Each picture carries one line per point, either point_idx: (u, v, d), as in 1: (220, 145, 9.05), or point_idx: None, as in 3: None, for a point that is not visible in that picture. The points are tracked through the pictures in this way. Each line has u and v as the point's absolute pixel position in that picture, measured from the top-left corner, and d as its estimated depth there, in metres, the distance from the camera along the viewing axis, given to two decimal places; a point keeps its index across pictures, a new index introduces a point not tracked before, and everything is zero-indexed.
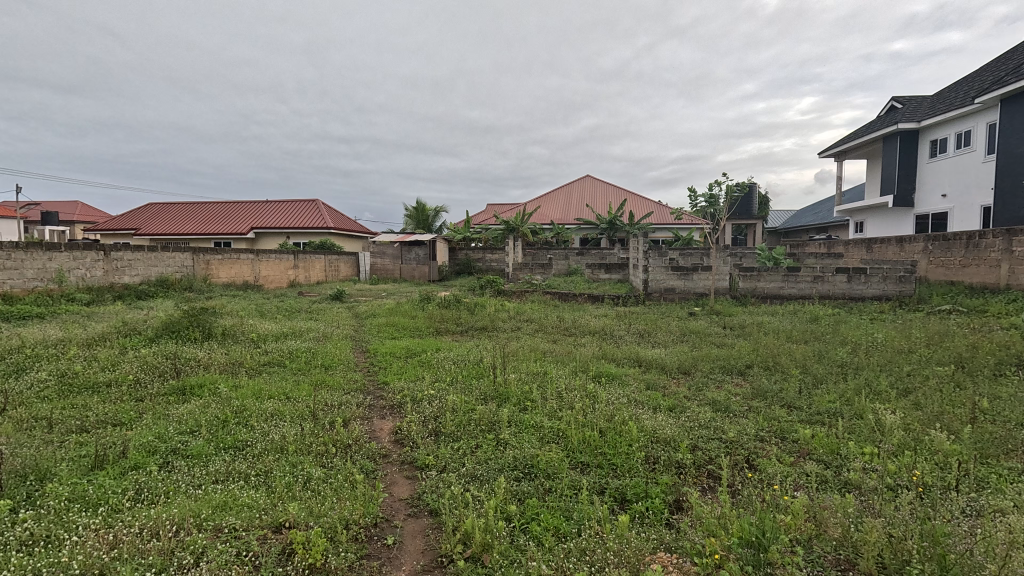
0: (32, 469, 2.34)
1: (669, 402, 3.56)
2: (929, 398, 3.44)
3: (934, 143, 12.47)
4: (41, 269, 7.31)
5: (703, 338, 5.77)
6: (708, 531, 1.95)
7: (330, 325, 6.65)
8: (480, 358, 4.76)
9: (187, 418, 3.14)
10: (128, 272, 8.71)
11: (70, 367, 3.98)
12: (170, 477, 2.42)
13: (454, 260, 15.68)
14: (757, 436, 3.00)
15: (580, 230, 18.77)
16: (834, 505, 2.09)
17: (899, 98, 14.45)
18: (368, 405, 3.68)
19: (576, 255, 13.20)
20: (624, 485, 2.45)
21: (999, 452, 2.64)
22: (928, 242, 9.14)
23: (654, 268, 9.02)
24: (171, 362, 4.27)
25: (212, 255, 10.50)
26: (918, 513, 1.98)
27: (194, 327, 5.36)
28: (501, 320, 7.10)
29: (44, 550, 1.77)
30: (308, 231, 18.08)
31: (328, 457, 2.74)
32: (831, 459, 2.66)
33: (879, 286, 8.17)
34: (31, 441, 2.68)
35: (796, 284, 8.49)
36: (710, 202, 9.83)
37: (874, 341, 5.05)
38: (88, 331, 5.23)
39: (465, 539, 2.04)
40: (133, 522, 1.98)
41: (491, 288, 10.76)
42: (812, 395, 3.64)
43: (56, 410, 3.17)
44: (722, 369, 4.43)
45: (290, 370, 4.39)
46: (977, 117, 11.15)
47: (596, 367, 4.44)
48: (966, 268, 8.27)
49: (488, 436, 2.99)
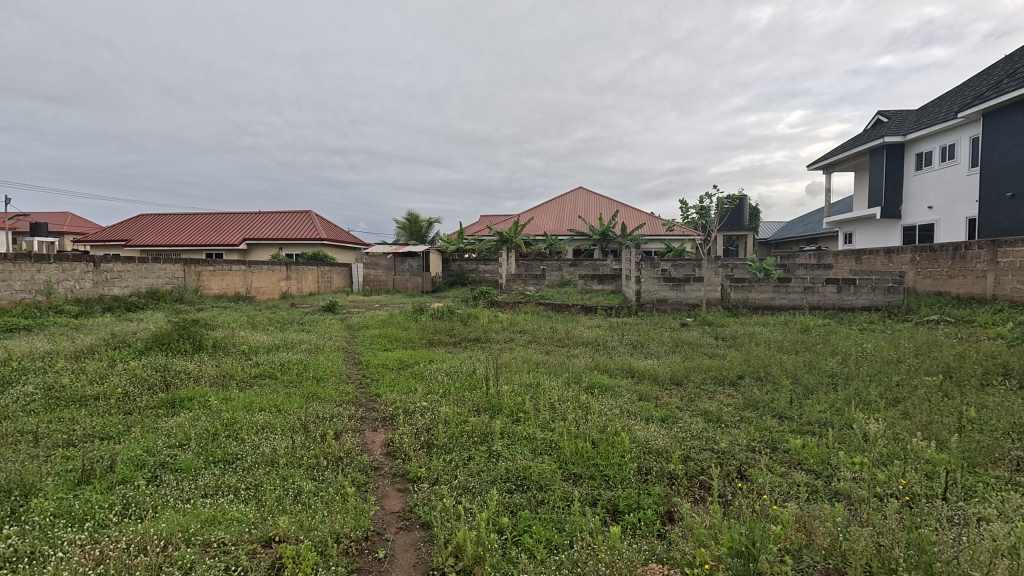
0: (17, 484, 2.30)
1: (661, 413, 3.58)
2: (918, 408, 3.48)
3: (920, 155, 12.70)
4: (29, 281, 7.24)
5: (696, 348, 5.82)
6: (698, 540, 1.97)
7: (322, 337, 6.59)
8: (473, 370, 4.76)
9: (176, 431, 3.11)
10: (118, 283, 8.63)
11: (57, 381, 3.93)
12: (159, 492, 2.40)
13: (447, 270, 15.73)
14: (749, 446, 3.02)
15: (574, 242, 18.88)
16: (823, 515, 2.11)
17: (885, 113, 14.79)
18: (360, 418, 3.66)
19: (570, 266, 13.23)
20: (617, 496, 2.45)
21: (986, 461, 2.67)
22: (915, 253, 9.30)
23: (647, 279, 9.07)
24: (160, 375, 4.23)
25: (204, 267, 10.45)
26: (905, 521, 2.00)
27: (185, 339, 5.33)
28: (495, 331, 7.09)
29: (28, 567, 1.75)
30: (301, 242, 18.08)
31: (319, 470, 2.72)
32: (821, 469, 2.68)
33: (869, 297, 8.25)
34: (17, 455, 2.64)
35: (787, 295, 8.57)
36: (702, 214, 9.92)
37: (864, 351, 5.11)
38: (77, 343, 5.17)
39: (457, 552, 2.02)
40: (120, 537, 1.96)
41: (484, 299, 10.76)
42: (803, 405, 3.67)
43: (43, 424, 3.13)
44: (715, 380, 4.45)
45: (281, 383, 4.35)
46: (960, 131, 11.39)
47: (589, 378, 4.45)
48: (953, 278, 8.38)
49: (480, 448, 2.98)
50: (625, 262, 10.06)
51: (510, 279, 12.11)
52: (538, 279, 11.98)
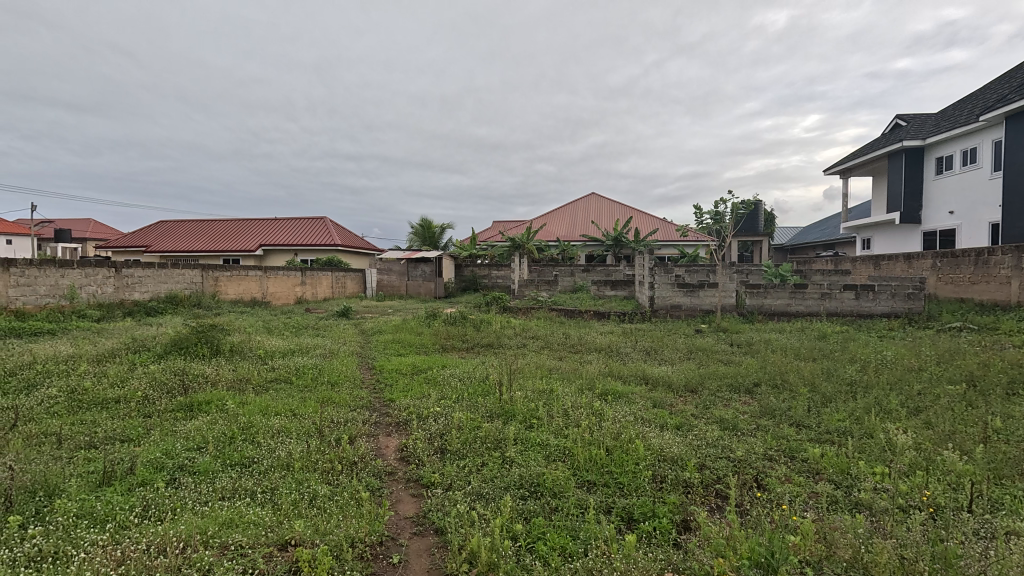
0: (41, 485, 2.36)
1: (676, 420, 3.54)
2: (940, 417, 3.40)
3: (940, 160, 12.49)
4: (53, 286, 7.40)
5: (710, 354, 5.77)
6: (716, 551, 1.93)
7: (337, 342, 6.66)
8: (486, 375, 4.77)
9: (194, 434, 3.16)
10: (139, 288, 8.81)
11: (79, 384, 4.01)
12: (178, 494, 2.43)
13: (459, 276, 15.81)
14: (766, 455, 2.98)
15: (586, 247, 18.82)
16: (844, 526, 2.07)
17: (904, 116, 14.57)
18: (374, 422, 3.68)
19: (583, 272, 13.16)
20: (631, 504, 2.43)
21: (1013, 472, 2.59)
22: (936, 259, 9.12)
23: (660, 285, 9.00)
24: (179, 378, 4.29)
25: (221, 272, 10.63)
26: (930, 534, 1.97)
27: (202, 343, 5.41)
28: (507, 336, 7.10)
29: (51, 567, 1.78)
30: (315, 248, 18.29)
31: (334, 474, 2.74)
32: (841, 479, 2.63)
33: (888, 303, 8.12)
34: (41, 457, 2.70)
35: (803, 301, 8.45)
36: (716, 218, 9.81)
37: (884, 359, 5.02)
38: (99, 347, 5.29)
39: (471, 558, 2.02)
40: (141, 539, 1.99)
41: (496, 305, 10.77)
42: (821, 413, 3.61)
43: (65, 426, 3.19)
44: (730, 387, 4.39)
45: (297, 387, 4.40)
46: (983, 134, 11.17)
47: (602, 385, 4.41)
48: (976, 285, 8.21)
49: (493, 454, 2.98)
50: (638, 268, 10.03)
51: (522, 284, 12.02)
52: (550, 285, 11.94)
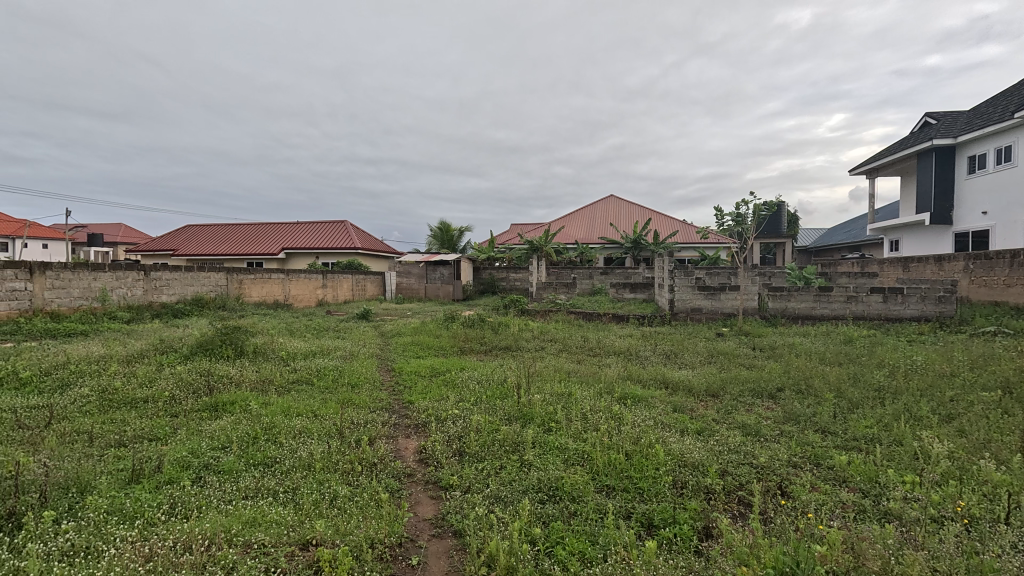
0: (74, 481, 2.44)
1: (697, 425, 3.49)
2: (974, 425, 3.28)
3: (972, 159, 12.09)
4: (86, 288, 7.65)
5: (732, 359, 5.67)
6: (739, 559, 1.90)
7: (357, 344, 6.74)
8: (504, 378, 4.77)
9: (219, 433, 3.23)
10: (166, 291, 9.05)
11: (110, 384, 4.13)
12: (203, 492, 2.48)
13: (477, 279, 15.86)
14: (790, 461, 2.91)
15: (605, 250, 18.71)
16: (873, 536, 2.01)
17: (933, 114, 14.16)
18: (393, 424, 3.71)
19: (601, 274, 13.08)
20: (651, 509, 2.40)
21: None
22: (968, 261, 8.82)
23: (680, 287, 8.89)
24: (204, 379, 4.39)
25: (245, 275, 10.86)
26: (964, 546, 1.90)
27: (227, 344, 5.53)
28: (525, 339, 7.09)
29: (83, 561, 1.83)
30: (336, 251, 18.55)
31: (353, 475, 2.76)
32: (869, 488, 2.56)
33: (918, 307, 7.89)
34: (74, 454, 2.79)
35: (828, 304, 8.26)
36: (737, 220, 9.66)
37: (913, 364, 4.87)
38: (129, 348, 5.44)
39: (489, 562, 2.02)
40: (167, 536, 2.04)
41: (514, 307, 10.77)
42: (847, 420, 3.52)
43: (96, 424, 3.29)
44: (753, 392, 4.31)
45: (318, 388, 4.46)
46: (1017, 132, 10.78)
47: (621, 389, 4.37)
48: (1011, 287, 7.91)
49: (512, 457, 2.98)
50: (657, 270, 9.93)
51: (540, 288, 12.00)
52: (568, 288, 11.90)
